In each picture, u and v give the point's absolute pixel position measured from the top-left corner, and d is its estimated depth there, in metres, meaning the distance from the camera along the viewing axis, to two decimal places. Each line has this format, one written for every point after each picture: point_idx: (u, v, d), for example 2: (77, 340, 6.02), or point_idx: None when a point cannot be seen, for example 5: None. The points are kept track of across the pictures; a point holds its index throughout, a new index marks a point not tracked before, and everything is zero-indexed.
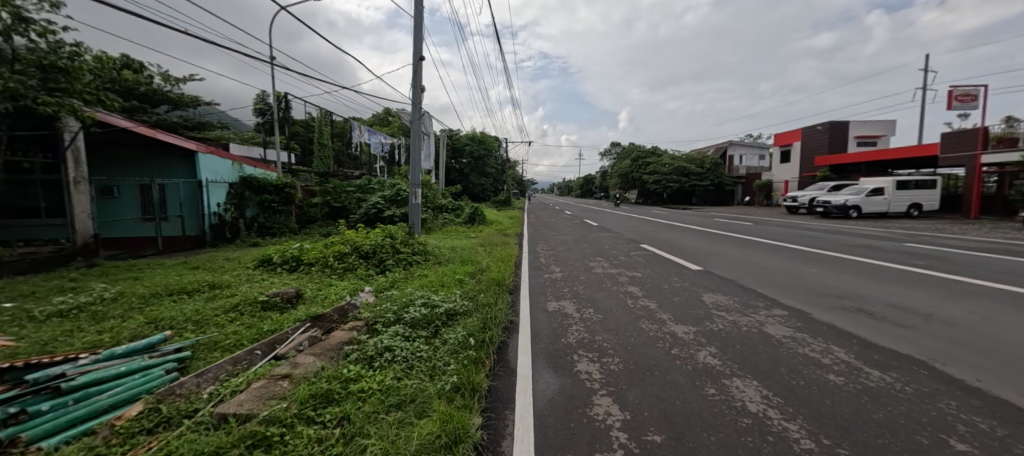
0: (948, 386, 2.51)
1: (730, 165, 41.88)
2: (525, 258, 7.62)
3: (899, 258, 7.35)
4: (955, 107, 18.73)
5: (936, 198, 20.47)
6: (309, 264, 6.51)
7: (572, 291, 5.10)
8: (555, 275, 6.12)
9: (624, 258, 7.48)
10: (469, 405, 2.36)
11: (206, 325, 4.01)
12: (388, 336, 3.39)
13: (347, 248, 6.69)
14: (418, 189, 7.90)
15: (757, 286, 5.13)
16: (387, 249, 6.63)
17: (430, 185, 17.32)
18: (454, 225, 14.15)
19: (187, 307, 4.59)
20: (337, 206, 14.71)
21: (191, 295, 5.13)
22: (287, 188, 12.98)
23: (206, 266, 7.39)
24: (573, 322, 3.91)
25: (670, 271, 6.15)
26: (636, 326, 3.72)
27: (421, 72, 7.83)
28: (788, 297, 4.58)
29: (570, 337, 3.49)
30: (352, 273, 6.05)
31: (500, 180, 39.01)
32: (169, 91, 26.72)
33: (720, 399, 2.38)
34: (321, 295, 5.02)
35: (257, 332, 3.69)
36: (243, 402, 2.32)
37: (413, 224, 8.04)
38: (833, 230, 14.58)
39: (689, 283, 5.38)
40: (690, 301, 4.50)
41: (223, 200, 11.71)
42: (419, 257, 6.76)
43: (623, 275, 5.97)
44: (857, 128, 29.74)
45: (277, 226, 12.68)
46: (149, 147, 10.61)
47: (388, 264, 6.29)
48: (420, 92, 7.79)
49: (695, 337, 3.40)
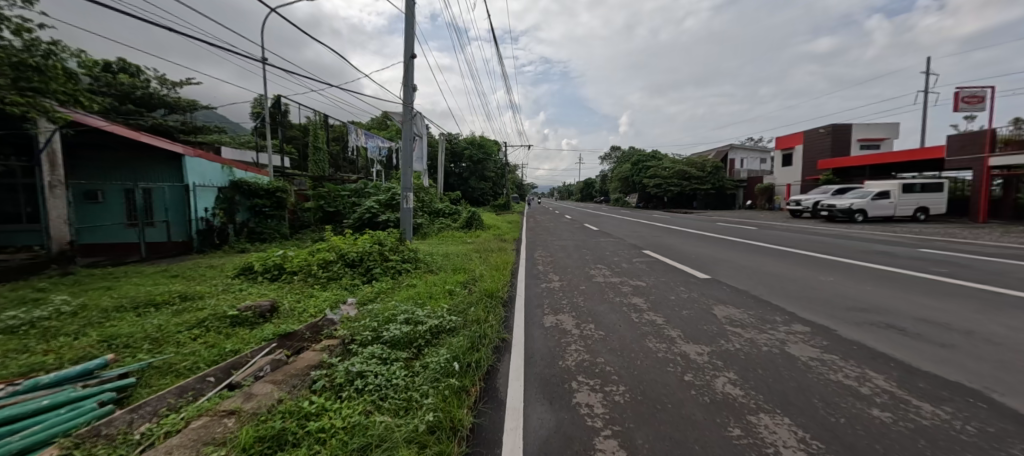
0: (1016, 424, 2.11)
1: (731, 169, 41.61)
2: (523, 265, 7.25)
3: (918, 265, 6.90)
4: (962, 109, 18.37)
5: (943, 201, 20.03)
6: (291, 272, 6.13)
7: (571, 303, 4.69)
8: (554, 285, 5.73)
9: (626, 265, 7.11)
10: (445, 451, 1.96)
11: (164, 344, 3.63)
12: (362, 358, 3.04)
13: (333, 255, 6.30)
14: (410, 192, 7.52)
15: (770, 297, 4.73)
16: (375, 257, 6.25)
17: (427, 190, 16.98)
18: (451, 229, 13.82)
19: (151, 322, 4.21)
20: (330, 211, 14.31)
21: (159, 308, 4.73)
22: (279, 192, 12.74)
23: (186, 274, 7.05)
24: (573, 339, 3.53)
25: (676, 280, 5.75)
26: (642, 346, 3.33)
27: (412, 71, 7.49)
28: (807, 311, 4.17)
29: (569, 359, 3.09)
30: (336, 282, 5.66)
31: (499, 183, 38.68)
32: (165, 95, 26.86)
33: (749, 444, 1.98)
34: (298, 308, 4.62)
35: (218, 353, 3.30)
36: (174, 448, 1.93)
37: (405, 229, 7.64)
38: (842, 234, 14.17)
39: (697, 293, 4.99)
40: (700, 315, 4.10)
41: (212, 205, 11.36)
42: (409, 265, 6.37)
43: (626, 284, 5.58)
44: (860, 131, 29.38)
45: (268, 231, 12.37)
46: (133, 149, 10.24)
47: (376, 273, 5.89)
48: (412, 91, 7.45)
49: (710, 360, 3.00)
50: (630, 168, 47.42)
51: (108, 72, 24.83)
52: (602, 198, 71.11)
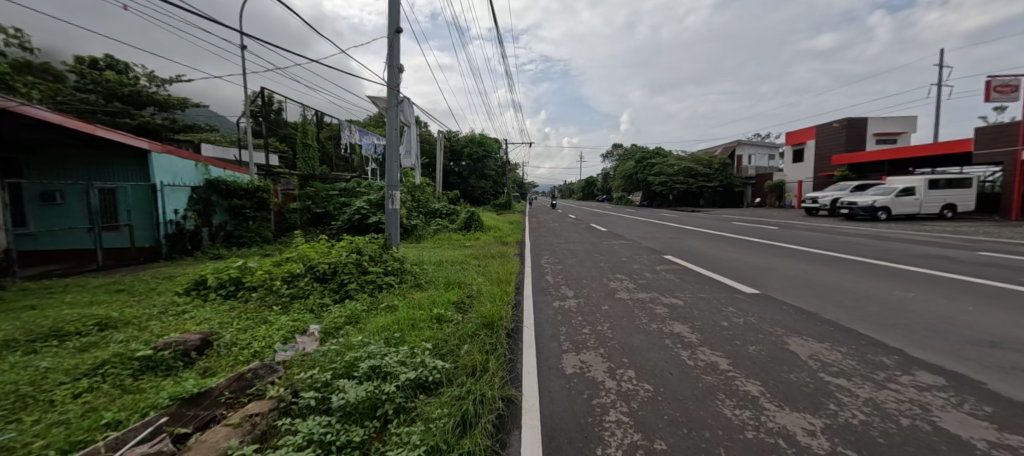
0: None
1: (738, 166, 40.50)
2: (529, 276, 6.20)
3: (1000, 274, 5.80)
4: (994, 99, 17.22)
5: (971, 198, 18.90)
6: (250, 288, 5.08)
7: (596, 332, 3.62)
8: (569, 304, 4.63)
9: (650, 274, 6.07)
10: None
11: (27, 407, 2.54)
12: (290, 447, 1.93)
13: (301, 267, 5.23)
14: (396, 191, 6.43)
15: (853, 324, 3.65)
16: (351, 270, 5.16)
17: (423, 189, 15.92)
18: (448, 231, 12.82)
19: (36, 365, 3.13)
20: (319, 212, 13.21)
21: (63, 342, 3.65)
22: (261, 192, 11.86)
23: (133, 289, 6.01)
24: (609, 400, 2.43)
25: (718, 297, 4.68)
26: (715, 413, 2.23)
27: (395, 47, 6.40)
28: (919, 347, 3.09)
29: (611, 444, 1.99)
30: (301, 302, 4.59)
31: (500, 182, 37.61)
32: (155, 92, 25.91)
33: None
34: (241, 342, 3.55)
35: (85, 430, 2.21)
36: None
37: (391, 235, 6.55)
38: (871, 234, 13.12)
39: (754, 316, 3.93)
40: (775, 354, 3.02)
41: (184, 207, 10.26)
42: (393, 278, 5.28)
43: (658, 302, 4.53)
44: (876, 125, 28.19)
45: (247, 235, 11.38)
46: (94, 145, 9.21)
47: (351, 290, 4.81)
48: (398, 73, 6.37)
49: (835, 450, 1.89)
50: (634, 166, 46.30)
51: (95, 69, 23.96)
52: (603, 197, 70.19)
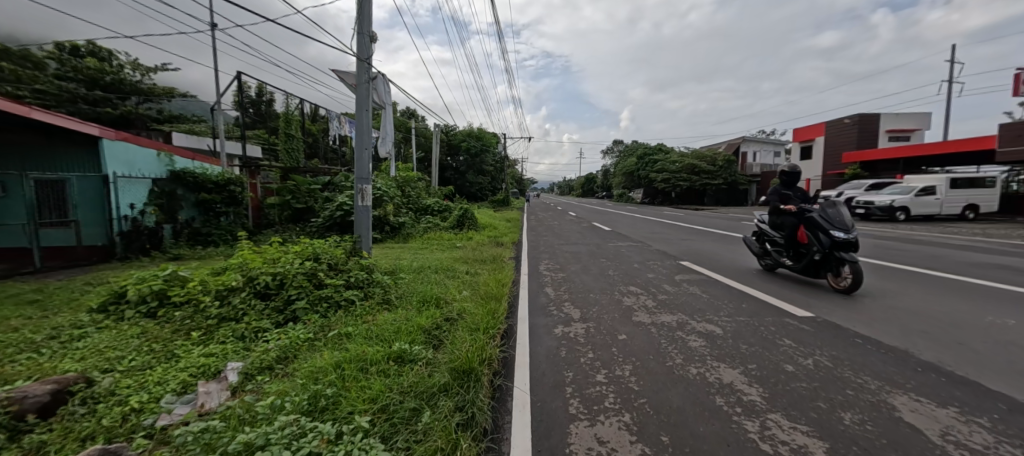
0: None
1: (743, 163, 39.59)
2: (525, 288, 5.21)
3: None
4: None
5: (993, 198, 17.98)
6: (174, 305, 4.05)
7: (615, 380, 2.61)
8: (575, 331, 3.60)
9: (670, 287, 5.08)
10: None
11: None
12: None
13: (240, 280, 4.19)
14: (366, 185, 5.43)
15: (970, 373, 2.63)
16: (301, 283, 4.12)
17: (415, 183, 14.91)
18: (440, 230, 11.81)
19: None
20: (299, 208, 12.15)
21: None
22: (232, 185, 10.80)
23: (47, 301, 4.98)
24: None
25: (764, 322, 3.69)
26: None
27: (368, 12, 5.36)
28: None
29: None
30: (229, 326, 3.56)
31: (499, 179, 36.62)
32: (139, 81, 24.61)
33: None
34: (117, 395, 2.52)
35: None
36: None
37: (362, 238, 5.55)
38: (896, 236, 12.20)
39: (824, 355, 2.93)
40: (886, 430, 2.02)
41: (144, 201, 9.21)
42: (355, 293, 4.25)
43: (690, 330, 3.53)
44: (888, 122, 27.19)
45: (217, 233, 10.34)
46: (38, 131, 8.11)
47: (297, 310, 3.78)
48: (369, 42, 5.37)
49: None
50: (636, 163, 45.35)
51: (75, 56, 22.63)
52: (603, 194, 69.47)
